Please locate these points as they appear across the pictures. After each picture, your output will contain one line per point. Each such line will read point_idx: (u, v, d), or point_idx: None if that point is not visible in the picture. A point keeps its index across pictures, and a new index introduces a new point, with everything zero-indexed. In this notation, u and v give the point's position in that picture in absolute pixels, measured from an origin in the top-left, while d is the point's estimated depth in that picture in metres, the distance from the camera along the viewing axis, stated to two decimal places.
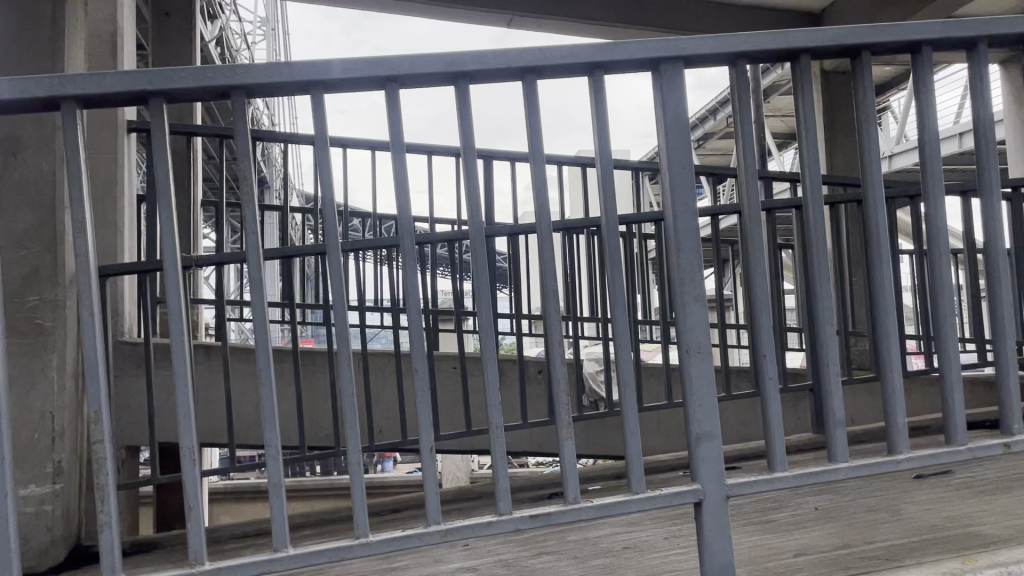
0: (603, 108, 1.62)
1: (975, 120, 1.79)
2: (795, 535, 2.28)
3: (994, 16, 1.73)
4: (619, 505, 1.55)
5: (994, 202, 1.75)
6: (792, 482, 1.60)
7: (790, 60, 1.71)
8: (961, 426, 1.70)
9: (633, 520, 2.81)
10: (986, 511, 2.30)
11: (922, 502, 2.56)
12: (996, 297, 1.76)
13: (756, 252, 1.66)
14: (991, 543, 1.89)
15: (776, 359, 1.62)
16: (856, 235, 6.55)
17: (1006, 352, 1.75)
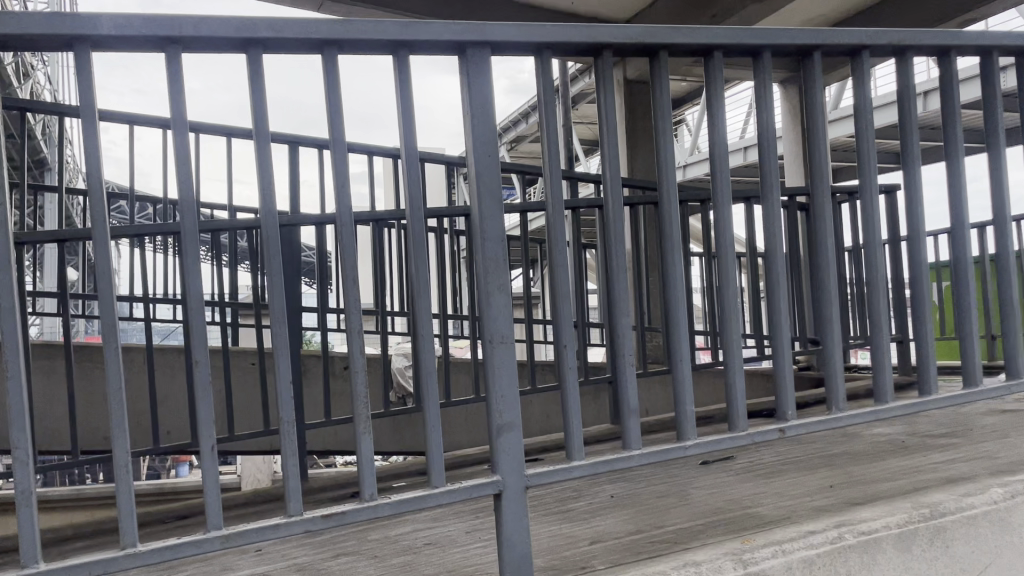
0: (407, 90, 1.55)
1: (760, 128, 1.88)
2: (591, 523, 2.33)
3: (776, 27, 1.83)
4: (418, 501, 1.50)
5: (775, 210, 1.86)
6: (586, 471, 1.61)
7: (592, 57, 1.72)
8: (742, 412, 1.79)
9: (435, 516, 2.77)
10: (762, 493, 2.46)
11: (706, 487, 2.71)
12: (772, 293, 1.88)
13: (559, 246, 1.65)
14: (766, 523, 2.02)
15: (577, 350, 1.62)
16: (653, 239, 6.94)
17: (783, 346, 1.88)
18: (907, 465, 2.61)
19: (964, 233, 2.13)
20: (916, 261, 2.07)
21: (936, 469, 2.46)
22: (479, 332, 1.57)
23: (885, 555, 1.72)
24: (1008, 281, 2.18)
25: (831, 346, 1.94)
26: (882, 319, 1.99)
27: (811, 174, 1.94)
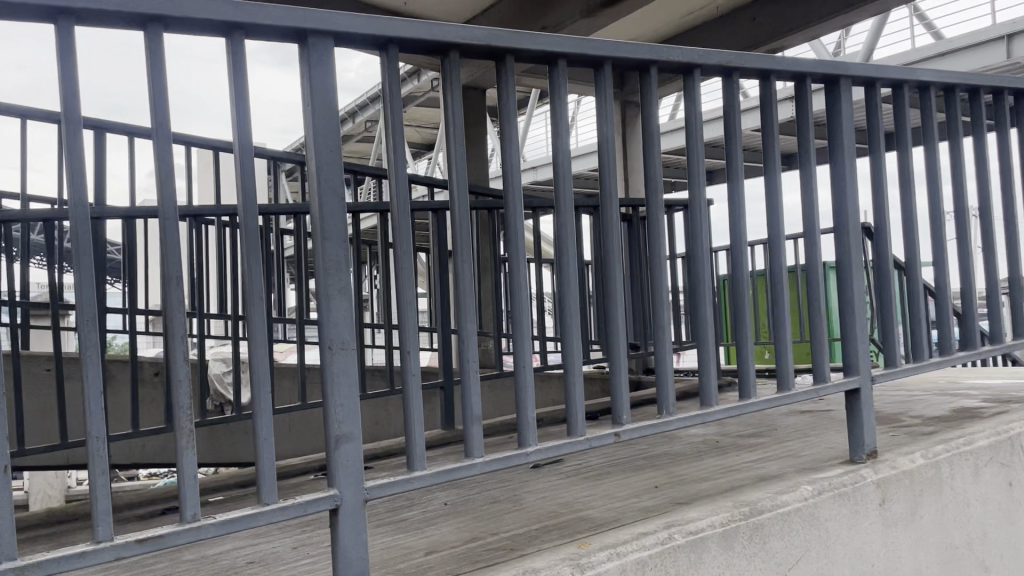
0: (242, 77, 1.44)
1: (600, 138, 1.91)
2: (425, 532, 2.28)
3: (617, 40, 1.88)
4: (247, 519, 1.39)
5: (613, 219, 1.89)
6: (428, 481, 1.57)
7: (439, 56, 1.68)
8: (581, 417, 1.80)
9: (258, 531, 2.61)
10: (592, 496, 2.51)
11: (538, 491, 2.73)
12: (610, 301, 1.91)
13: (404, 250, 1.59)
14: (599, 526, 2.05)
15: (420, 356, 1.57)
16: (485, 244, 7.00)
17: (618, 352, 1.91)
18: (724, 464, 2.75)
19: (780, 246, 2.28)
20: (738, 271, 2.18)
21: (750, 468, 2.60)
22: (317, 337, 1.48)
23: (709, 555, 1.78)
24: (816, 292, 2.35)
25: (663, 351, 2.01)
26: (709, 327, 2.08)
27: (645, 186, 1.99)
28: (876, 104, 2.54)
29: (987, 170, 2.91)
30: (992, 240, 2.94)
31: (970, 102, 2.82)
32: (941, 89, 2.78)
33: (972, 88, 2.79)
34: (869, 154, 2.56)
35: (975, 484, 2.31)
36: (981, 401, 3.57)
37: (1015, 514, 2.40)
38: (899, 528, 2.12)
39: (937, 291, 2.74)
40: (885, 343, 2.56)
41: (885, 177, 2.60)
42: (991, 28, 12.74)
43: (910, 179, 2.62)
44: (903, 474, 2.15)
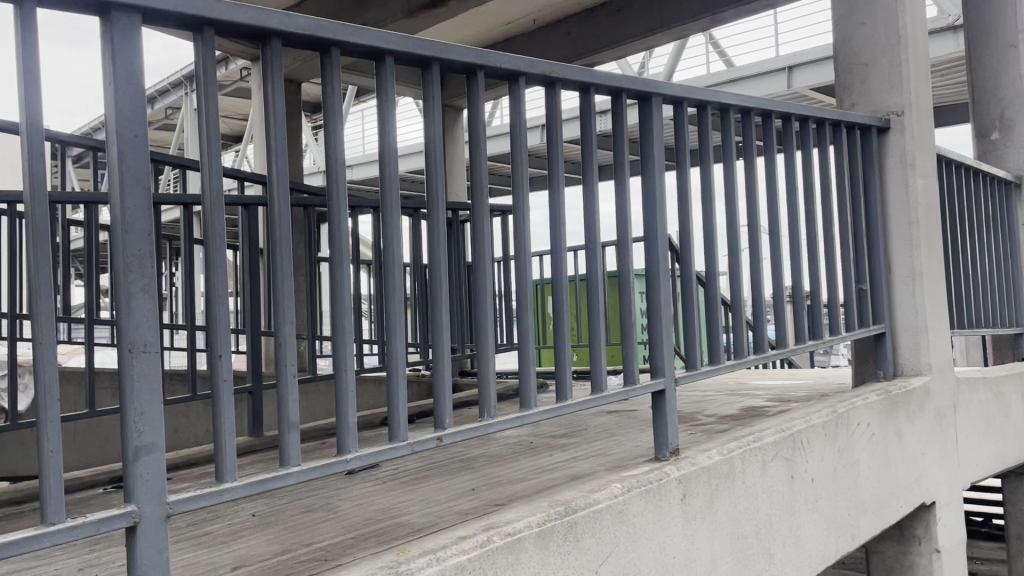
0: (31, 48, 1.28)
1: (427, 139, 1.88)
2: (230, 547, 2.15)
3: (445, 41, 1.87)
4: (28, 543, 1.24)
5: (439, 221, 1.87)
6: (240, 493, 1.47)
7: (259, 43, 1.59)
8: (403, 421, 1.76)
9: (37, 553, 2.35)
10: (409, 501, 2.47)
11: (353, 498, 2.65)
12: (435, 304, 1.89)
13: (218, 247, 1.49)
14: (416, 532, 2.02)
15: (233, 360, 1.48)
16: (300, 242, 6.78)
17: (442, 355, 1.89)
18: (538, 465, 2.81)
19: (596, 252, 2.35)
20: (557, 276, 2.24)
21: (562, 468, 2.67)
22: (116, 339, 1.35)
23: (526, 555, 1.79)
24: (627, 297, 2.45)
25: (484, 354, 2.01)
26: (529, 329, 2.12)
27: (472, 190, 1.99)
28: (684, 122, 2.70)
29: (776, 188, 3.18)
30: (779, 253, 3.21)
31: (763, 125, 3.06)
32: (739, 111, 3.01)
33: (765, 113, 3.04)
34: (676, 170, 2.72)
35: (762, 478, 2.51)
36: (765, 400, 3.89)
37: (795, 504, 2.63)
38: (698, 521, 2.25)
39: (733, 298, 2.96)
40: (687, 346, 2.72)
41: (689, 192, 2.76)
42: (775, 59, 14.04)
43: (711, 194, 2.81)
44: (702, 470, 2.29)
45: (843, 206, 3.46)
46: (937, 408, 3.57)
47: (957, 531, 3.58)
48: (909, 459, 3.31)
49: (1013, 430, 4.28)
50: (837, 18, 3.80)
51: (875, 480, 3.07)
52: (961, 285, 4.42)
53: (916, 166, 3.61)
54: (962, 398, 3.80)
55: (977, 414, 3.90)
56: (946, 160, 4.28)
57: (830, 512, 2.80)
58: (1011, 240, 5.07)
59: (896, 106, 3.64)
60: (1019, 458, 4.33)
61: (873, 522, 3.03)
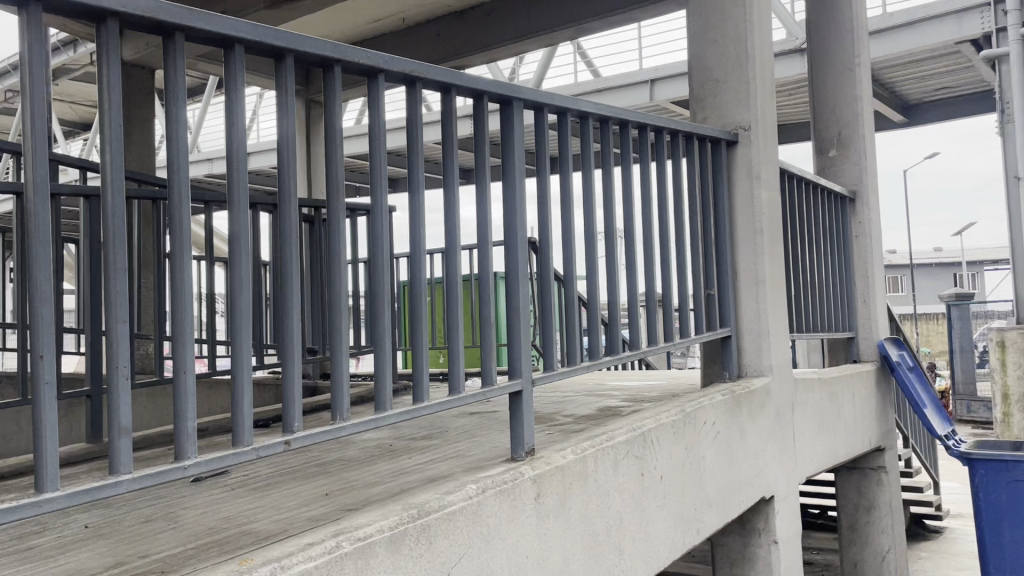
0: None
1: (280, 134, 1.81)
2: (57, 562, 1.99)
3: (299, 32, 1.81)
4: None
5: (290, 219, 1.81)
6: (62, 502, 1.37)
7: (95, 23, 1.48)
8: (247, 424, 1.69)
9: None
10: (258, 508, 2.38)
11: (198, 506, 2.53)
12: (285, 303, 1.83)
13: (42, 242, 1.38)
14: (262, 540, 1.95)
15: (57, 360, 1.37)
16: (149, 238, 6.42)
17: (293, 355, 1.83)
18: (394, 468, 2.78)
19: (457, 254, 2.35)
20: (416, 279, 2.22)
21: (418, 471, 2.65)
22: None
23: (377, 559, 1.76)
24: (485, 298, 2.46)
25: (337, 355, 1.95)
26: (385, 331, 2.09)
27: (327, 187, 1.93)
28: (543, 128, 2.74)
29: (631, 196, 3.29)
30: (634, 260, 3.33)
31: (621, 135, 3.15)
32: (598, 119, 3.09)
33: (623, 122, 3.13)
34: (536, 175, 2.76)
35: (613, 477, 2.58)
36: (620, 401, 4.01)
37: (644, 501, 2.72)
38: (550, 520, 2.28)
39: (589, 301, 3.03)
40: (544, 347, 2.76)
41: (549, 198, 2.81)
42: (639, 71, 14.56)
43: (569, 200, 2.87)
44: (556, 470, 2.33)
45: (694, 215, 3.63)
46: (777, 408, 3.79)
47: (794, 523, 3.82)
48: (750, 455, 3.49)
49: (844, 426, 4.61)
50: (690, 36, 3.99)
51: (719, 476, 3.22)
52: (800, 291, 4.73)
53: (761, 179, 3.83)
54: (799, 397, 4.05)
55: (812, 412, 4.17)
56: (788, 174, 4.56)
57: (677, 508, 2.92)
58: (845, 250, 5.46)
59: (743, 121, 3.84)
60: (849, 453, 4.66)
61: (717, 516, 3.18)
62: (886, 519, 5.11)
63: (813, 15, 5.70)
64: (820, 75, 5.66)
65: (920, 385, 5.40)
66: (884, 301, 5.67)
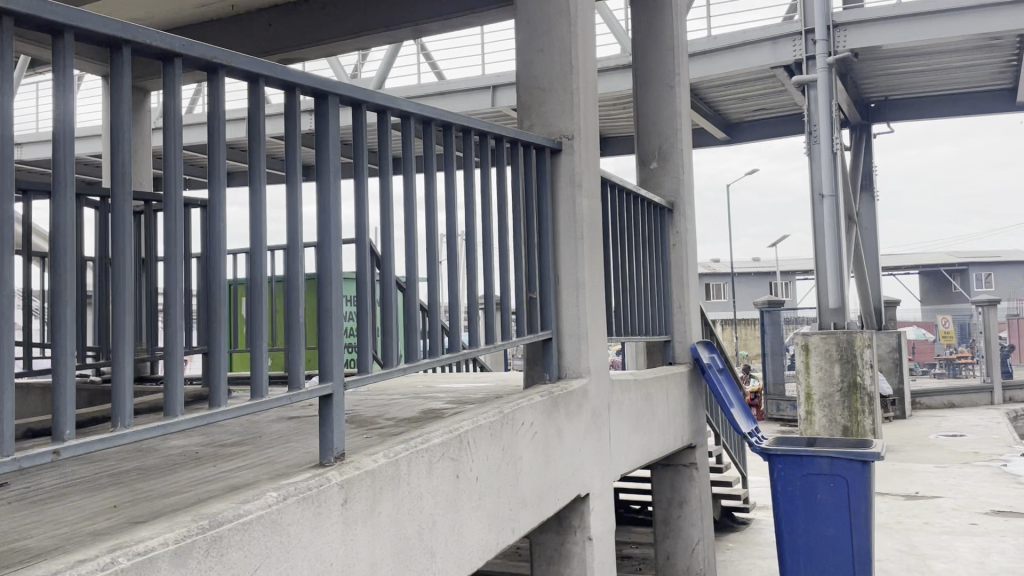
0: None
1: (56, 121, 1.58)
2: None
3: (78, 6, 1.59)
4: None
5: (68, 204, 1.58)
6: None
7: None
8: (9, 434, 1.48)
9: None
10: (33, 523, 2.18)
11: None
12: (58, 301, 1.58)
13: None
14: (31, 559, 1.78)
15: None
16: None
17: (66, 359, 1.59)
18: (196, 476, 2.63)
19: (298, 252, 2.23)
20: (257, 276, 2.08)
21: (221, 479, 2.52)
22: None
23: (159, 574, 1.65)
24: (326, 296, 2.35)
25: (122, 359, 1.71)
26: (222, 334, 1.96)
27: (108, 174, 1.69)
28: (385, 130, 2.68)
29: (466, 201, 3.29)
30: (470, 262, 3.35)
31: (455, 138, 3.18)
32: (433, 124, 3.06)
33: (465, 128, 3.20)
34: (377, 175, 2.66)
35: (427, 480, 2.57)
36: (444, 403, 4.01)
37: (458, 503, 2.73)
38: (357, 525, 2.23)
39: (422, 304, 2.97)
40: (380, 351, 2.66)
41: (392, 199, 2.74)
42: (481, 77, 14.75)
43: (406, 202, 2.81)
44: (365, 474, 2.28)
45: (518, 220, 3.69)
46: (594, 408, 3.92)
47: (607, 519, 3.96)
48: (567, 455, 3.59)
49: (658, 425, 4.84)
50: (518, 44, 4.06)
51: (535, 476, 3.28)
52: (619, 297, 4.92)
53: (582, 188, 3.96)
54: (615, 398, 4.21)
55: (628, 412, 4.35)
56: (609, 183, 4.75)
57: (492, 508, 2.94)
58: (663, 258, 5.75)
59: (567, 130, 3.97)
60: (663, 450, 4.90)
61: (532, 515, 3.25)
62: (695, 513, 5.41)
63: (637, 33, 5.97)
64: (643, 91, 5.92)
65: (729, 386, 5.77)
66: (697, 306, 6.02)
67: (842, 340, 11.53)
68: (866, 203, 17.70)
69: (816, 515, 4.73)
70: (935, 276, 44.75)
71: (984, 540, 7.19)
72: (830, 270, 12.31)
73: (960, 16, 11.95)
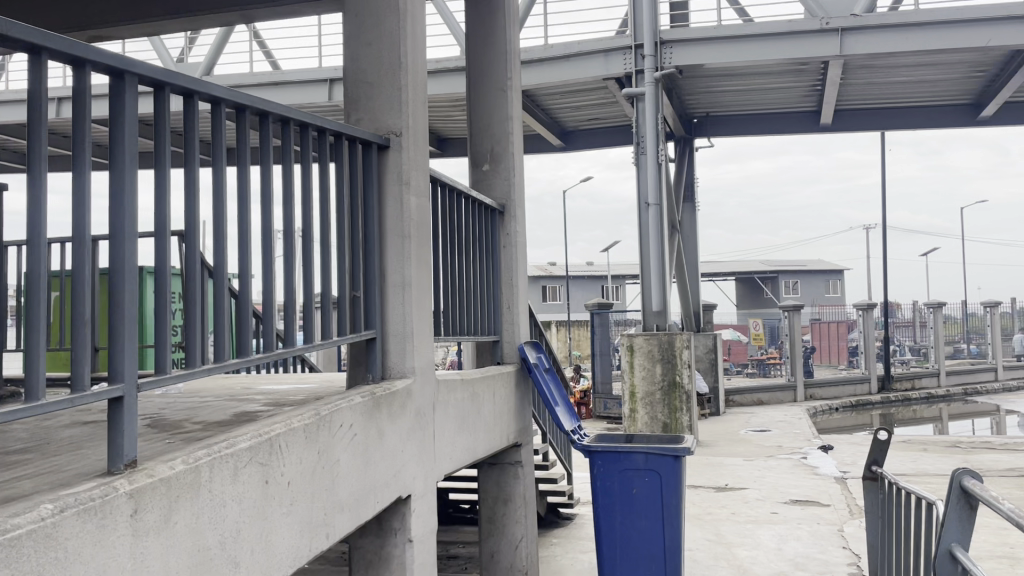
0: None
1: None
2: None
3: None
4: None
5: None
6: None
7: None
8: None
9: None
10: None
11: None
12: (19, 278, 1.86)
13: None
14: None
15: None
16: None
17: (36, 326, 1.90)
18: None
19: (83, 244, 2.04)
20: (35, 270, 1.88)
21: None
22: None
23: None
24: (115, 302, 2.15)
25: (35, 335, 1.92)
26: None
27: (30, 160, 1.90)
28: (193, 117, 2.49)
29: (292, 195, 3.16)
30: (293, 258, 3.17)
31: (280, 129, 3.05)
32: (254, 113, 2.90)
33: (284, 118, 3.04)
34: (183, 163, 2.47)
35: (231, 487, 2.43)
36: (259, 405, 3.83)
37: (267, 510, 2.61)
38: (149, 537, 2.08)
39: (240, 299, 2.80)
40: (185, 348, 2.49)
41: (198, 191, 2.53)
42: (317, 68, 14.35)
43: (222, 195, 2.65)
44: (159, 483, 2.12)
45: (341, 217, 3.59)
46: (418, 408, 3.88)
47: (428, 520, 3.93)
48: (387, 456, 3.52)
49: (483, 425, 4.87)
50: (346, 35, 3.95)
51: (353, 479, 3.20)
52: (448, 296, 4.91)
53: (410, 186, 3.92)
54: (440, 398, 4.19)
55: (452, 412, 4.34)
56: (439, 182, 4.73)
57: (304, 513, 2.84)
58: (493, 259, 5.81)
59: (395, 126, 3.91)
60: (488, 450, 4.94)
61: (349, 519, 3.16)
62: (519, 510, 5.49)
63: (471, 35, 5.99)
64: (476, 94, 5.95)
65: (554, 386, 5.90)
66: (526, 307, 6.11)
67: (663, 341, 12.13)
68: (687, 213, 18.75)
69: (633, 509, 4.92)
70: (748, 283, 48.10)
71: (782, 528, 7.79)
72: (653, 275, 12.93)
73: (772, 42, 12.95)
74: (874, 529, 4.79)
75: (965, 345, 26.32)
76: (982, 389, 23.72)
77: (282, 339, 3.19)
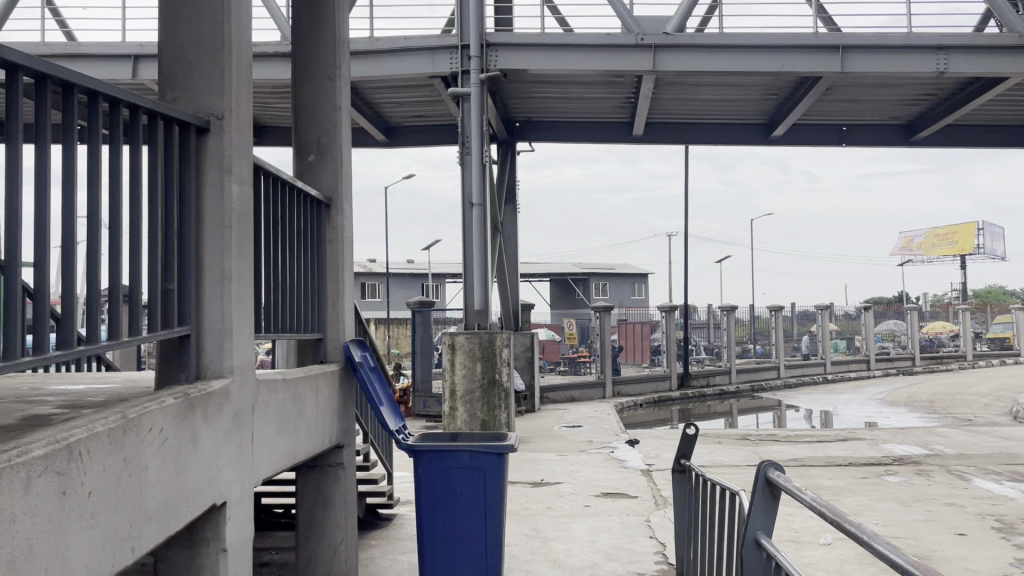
0: None
1: None
2: None
3: None
4: None
5: None
6: None
7: None
8: None
9: None
10: None
11: None
12: None
13: None
14: None
15: None
16: None
17: None
18: None
19: None
20: None
21: None
22: None
23: None
24: None
25: None
26: None
27: None
28: None
29: (98, 178, 2.88)
30: (97, 247, 2.89)
31: (88, 106, 2.78)
32: (57, 85, 2.61)
33: (91, 93, 2.76)
34: None
35: (23, 500, 2.17)
36: (54, 408, 3.47)
37: (64, 523, 2.36)
38: None
39: (35, 292, 2.50)
40: None
41: None
42: (120, 43, 13.27)
43: (18, 176, 2.36)
44: None
45: (154, 203, 3.32)
46: (235, 410, 3.66)
47: (244, 527, 3.73)
48: (201, 462, 3.30)
49: (305, 426, 4.69)
50: (162, 7, 3.66)
51: (162, 488, 2.96)
52: (270, 291, 4.69)
53: (232, 174, 3.69)
54: (259, 399, 3.98)
55: (271, 414, 4.13)
56: (262, 171, 4.51)
57: (106, 527, 2.59)
58: (317, 255, 5.61)
59: (216, 110, 3.67)
60: (309, 452, 4.76)
61: (157, 531, 2.92)
62: (340, 513, 5.35)
63: (298, 21, 5.76)
64: (302, 83, 5.73)
65: (378, 386, 5.79)
66: (351, 306, 5.95)
67: (483, 340, 12.28)
68: (508, 215, 19.09)
69: (456, 508, 4.93)
70: (562, 283, 49.67)
71: (594, 520, 8.11)
72: (476, 275, 13.04)
73: (593, 52, 13.47)
74: (681, 519, 5.10)
75: (751, 345, 28.53)
76: (768, 385, 25.86)
77: (82, 337, 2.89)
